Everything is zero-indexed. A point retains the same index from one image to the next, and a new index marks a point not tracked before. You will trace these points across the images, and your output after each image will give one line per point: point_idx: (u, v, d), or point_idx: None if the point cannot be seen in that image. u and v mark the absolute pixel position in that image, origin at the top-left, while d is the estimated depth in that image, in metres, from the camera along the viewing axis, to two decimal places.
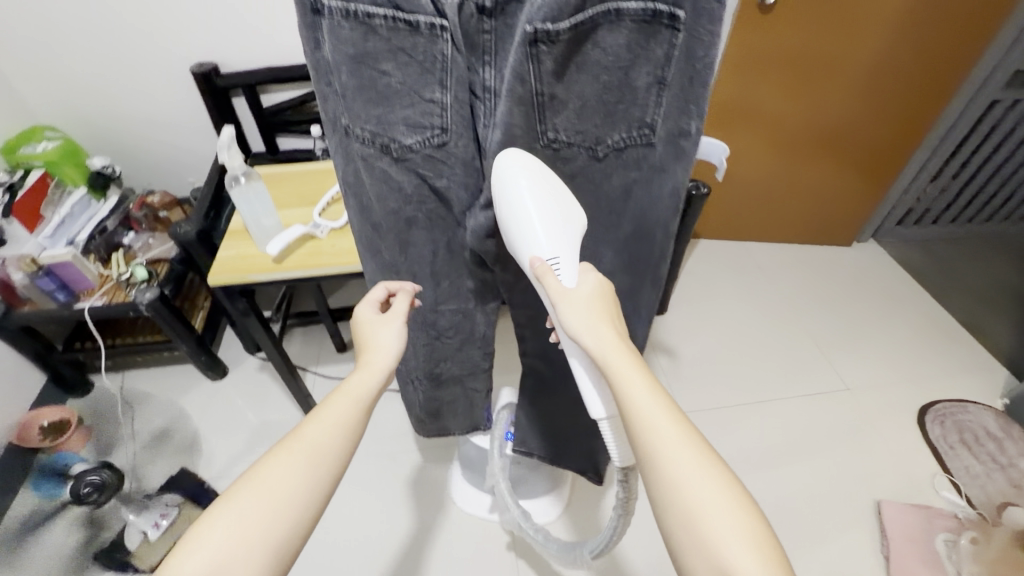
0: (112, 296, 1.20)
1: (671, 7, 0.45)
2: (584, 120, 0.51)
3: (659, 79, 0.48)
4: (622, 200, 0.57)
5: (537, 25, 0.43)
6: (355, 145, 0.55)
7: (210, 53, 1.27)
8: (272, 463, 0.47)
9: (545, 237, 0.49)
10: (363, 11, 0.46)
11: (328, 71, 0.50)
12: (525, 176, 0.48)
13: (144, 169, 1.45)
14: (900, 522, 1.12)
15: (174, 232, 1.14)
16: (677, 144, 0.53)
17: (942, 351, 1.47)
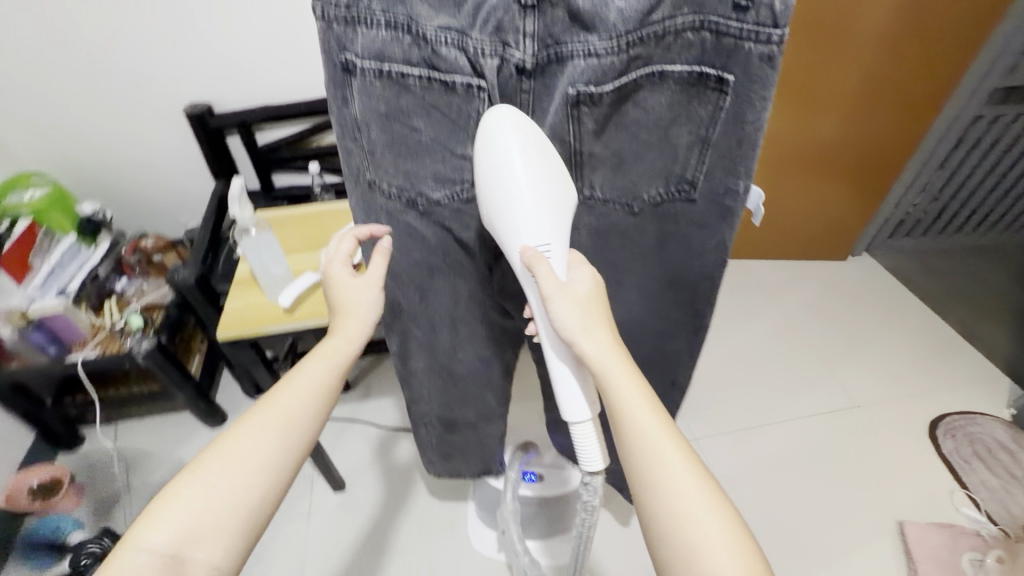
0: (106, 346, 1.16)
1: (720, 71, 0.45)
2: (621, 176, 0.52)
3: (703, 138, 0.49)
4: (657, 251, 0.59)
5: (580, 88, 0.46)
6: (377, 201, 0.54)
7: (204, 94, 1.25)
8: (253, 422, 0.52)
9: (534, 220, 0.48)
10: (398, 72, 0.46)
11: (354, 130, 0.49)
12: (516, 151, 0.46)
13: (133, 211, 1.41)
14: (924, 543, 1.11)
15: (171, 277, 1.11)
16: (720, 203, 0.53)
17: (947, 362, 1.48)
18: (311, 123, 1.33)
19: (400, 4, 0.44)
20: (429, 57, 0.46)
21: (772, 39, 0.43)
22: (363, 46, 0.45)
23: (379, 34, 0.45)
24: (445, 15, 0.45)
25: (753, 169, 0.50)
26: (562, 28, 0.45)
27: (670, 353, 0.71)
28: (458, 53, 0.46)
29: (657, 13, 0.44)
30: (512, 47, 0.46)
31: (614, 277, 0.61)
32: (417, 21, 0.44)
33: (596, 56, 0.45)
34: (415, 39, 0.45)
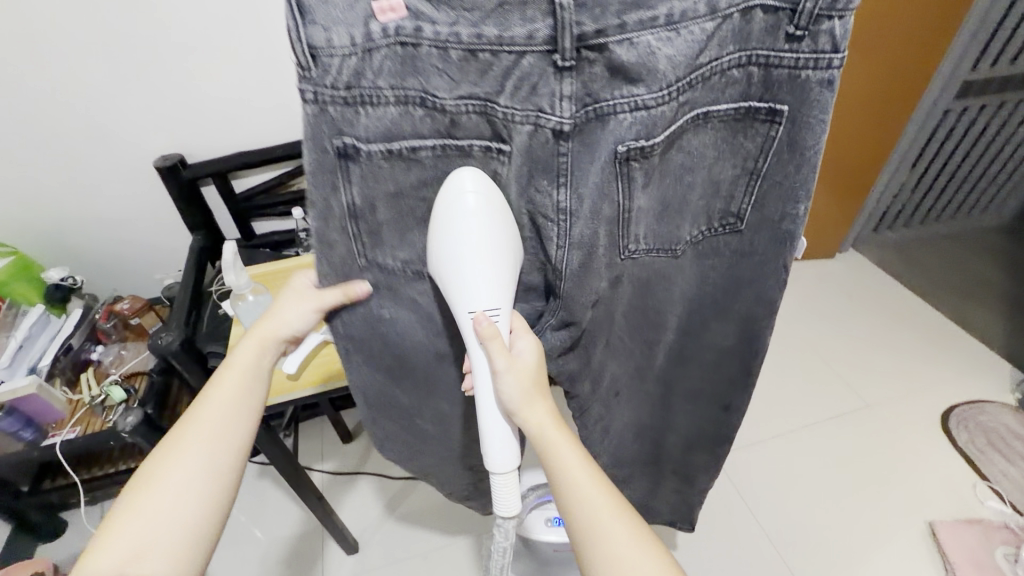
0: (87, 425, 1.07)
1: (770, 103, 0.44)
2: (665, 224, 0.49)
3: (750, 169, 0.48)
4: (695, 288, 0.57)
5: (628, 144, 0.42)
6: (371, 275, 0.50)
7: (174, 145, 1.18)
8: (172, 447, 0.47)
9: (489, 286, 0.45)
10: (405, 146, 0.43)
11: (354, 213, 0.46)
12: (476, 216, 0.43)
13: (104, 271, 1.33)
14: (958, 543, 1.10)
15: (153, 344, 1.03)
16: (778, 229, 0.50)
17: (947, 353, 1.49)
18: (291, 167, 1.28)
19: (411, 76, 0.40)
20: (443, 126, 0.43)
21: (831, 65, 0.41)
22: (365, 125, 0.42)
23: (387, 110, 0.41)
24: (464, 83, 0.41)
25: (814, 190, 0.47)
26: (602, 83, 0.40)
27: (705, 387, 0.67)
28: (479, 118, 0.42)
29: (706, 55, 0.41)
30: (546, 110, 0.40)
31: (649, 318, 0.58)
32: (431, 92, 0.41)
33: (645, 108, 0.40)
34: (427, 110, 0.42)
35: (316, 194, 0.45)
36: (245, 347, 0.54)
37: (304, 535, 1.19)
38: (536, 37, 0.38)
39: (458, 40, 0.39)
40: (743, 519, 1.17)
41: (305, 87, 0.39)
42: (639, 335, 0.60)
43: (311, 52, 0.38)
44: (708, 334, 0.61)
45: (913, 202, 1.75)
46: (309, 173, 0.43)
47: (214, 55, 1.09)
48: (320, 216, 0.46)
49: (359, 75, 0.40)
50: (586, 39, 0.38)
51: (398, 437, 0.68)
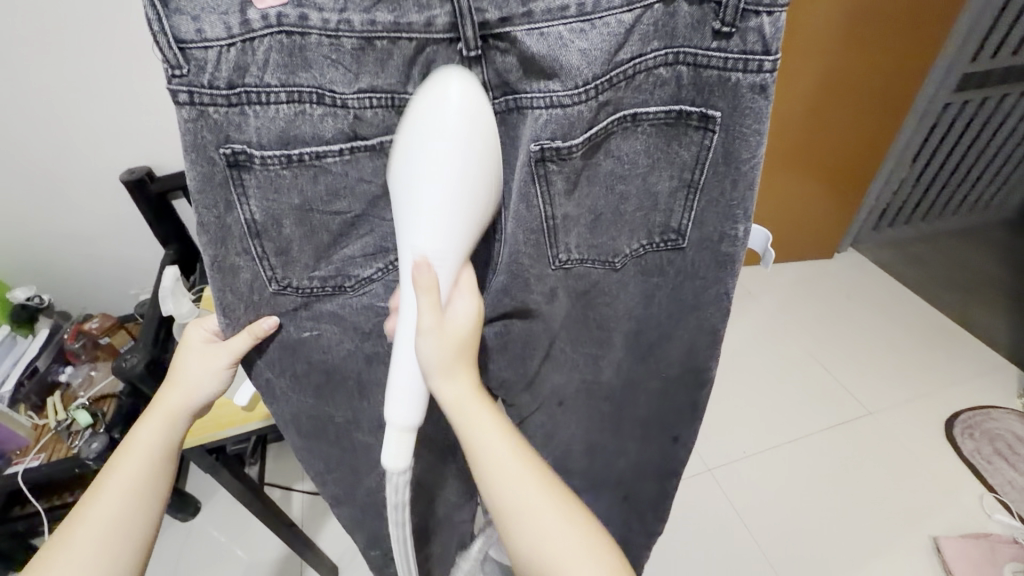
0: (52, 451, 1.03)
1: (702, 108, 0.38)
2: (598, 234, 0.43)
3: (687, 182, 0.41)
4: (642, 308, 0.49)
5: (544, 142, 0.36)
6: (286, 301, 0.42)
7: (138, 156, 1.14)
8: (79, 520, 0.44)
9: (438, 226, 0.35)
10: (310, 154, 0.36)
11: (257, 232, 0.38)
12: (446, 132, 0.32)
13: (74, 288, 1.28)
14: (965, 560, 1.05)
15: (117, 367, 0.99)
16: (718, 252, 0.44)
17: (950, 356, 1.44)
18: None
19: (303, 70, 0.34)
20: (349, 125, 0.36)
21: (763, 68, 0.35)
22: (256, 128, 0.34)
23: (279, 109, 0.34)
24: (364, 74, 0.35)
25: (752, 210, 0.41)
26: (517, 75, 0.35)
27: (668, 421, 0.60)
28: (387, 114, 0.36)
29: (626, 51, 0.35)
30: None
31: (611, 340, 0.52)
32: (329, 87, 0.35)
33: (560, 107, 0.35)
34: (328, 108, 0.35)
35: (206, 216, 0.36)
36: (150, 424, 0.48)
37: (286, 559, 1.14)
38: (435, 24, 0.34)
39: (350, 27, 0.33)
40: (738, 538, 1.12)
41: (177, 87, 0.31)
42: (583, 348, 0.53)
43: (178, 45, 0.31)
44: (659, 362, 0.55)
45: (911, 199, 1.69)
46: (192, 190, 0.35)
47: None
48: (214, 241, 0.37)
49: (241, 70, 0.33)
50: (491, 27, 0.33)
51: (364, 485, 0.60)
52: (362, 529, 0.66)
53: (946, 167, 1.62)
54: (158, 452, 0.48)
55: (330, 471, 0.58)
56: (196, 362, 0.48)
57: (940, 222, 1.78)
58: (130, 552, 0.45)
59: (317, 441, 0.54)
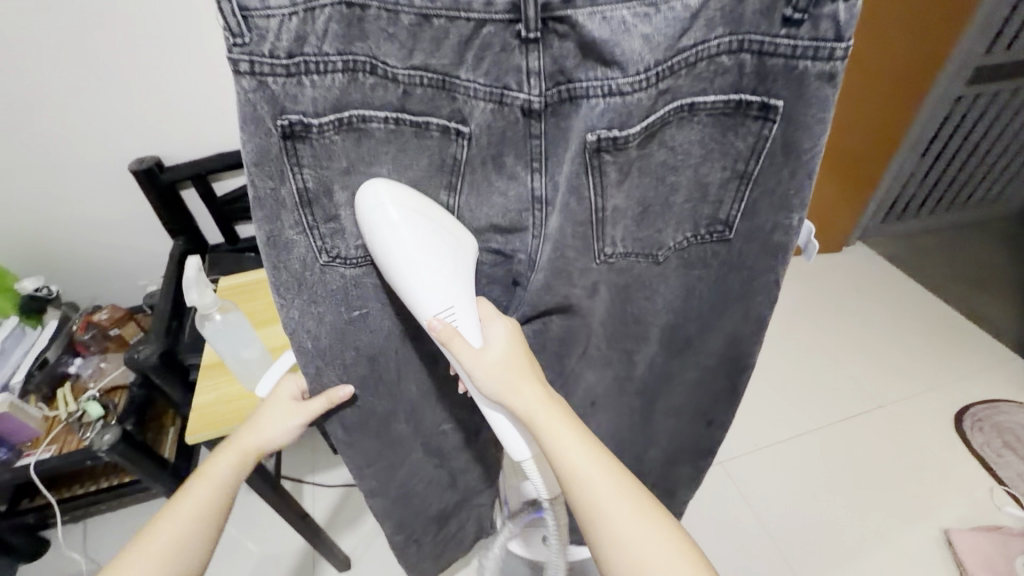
0: (64, 443, 1.02)
1: (764, 97, 0.36)
2: (644, 227, 0.42)
3: (740, 172, 0.40)
4: (682, 301, 0.49)
5: (601, 132, 0.36)
6: (335, 278, 0.41)
7: (149, 146, 1.12)
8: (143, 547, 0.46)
9: (439, 284, 0.37)
10: (358, 117, 0.34)
11: (308, 202, 0.36)
12: (412, 213, 0.35)
13: (81, 278, 1.27)
14: (976, 552, 1.05)
15: (130, 359, 0.99)
16: (770, 242, 0.44)
17: (961, 349, 1.44)
18: None
19: (359, 41, 0.32)
20: (398, 99, 0.34)
21: (834, 55, 0.34)
22: (313, 97, 0.32)
23: (335, 80, 0.32)
24: (419, 51, 0.33)
25: (810, 200, 0.40)
26: (574, 61, 0.34)
27: (698, 409, 0.61)
28: (437, 94, 0.34)
29: (689, 37, 0.34)
30: (512, 87, 0.34)
31: (648, 334, 0.51)
32: (381, 60, 0.32)
33: (620, 95, 0.34)
34: (381, 80, 0.33)
35: (260, 189, 0.35)
36: (225, 458, 0.51)
37: (303, 550, 1.15)
38: (495, 4, 0.31)
39: (410, 1, 0.31)
40: (748, 528, 1.12)
41: (237, 56, 0.29)
42: (619, 345, 0.54)
43: (242, 12, 0.28)
44: (693, 353, 0.55)
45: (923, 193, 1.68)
46: (249, 163, 0.33)
47: (177, 51, 1.02)
48: (268, 217, 0.36)
49: (300, 38, 0.30)
50: (552, 9, 0.32)
51: (407, 462, 0.61)
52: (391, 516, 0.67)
53: (955, 161, 1.61)
54: (226, 489, 0.51)
55: (370, 464, 0.58)
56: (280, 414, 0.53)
57: (947, 216, 1.77)
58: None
59: (358, 433, 0.54)
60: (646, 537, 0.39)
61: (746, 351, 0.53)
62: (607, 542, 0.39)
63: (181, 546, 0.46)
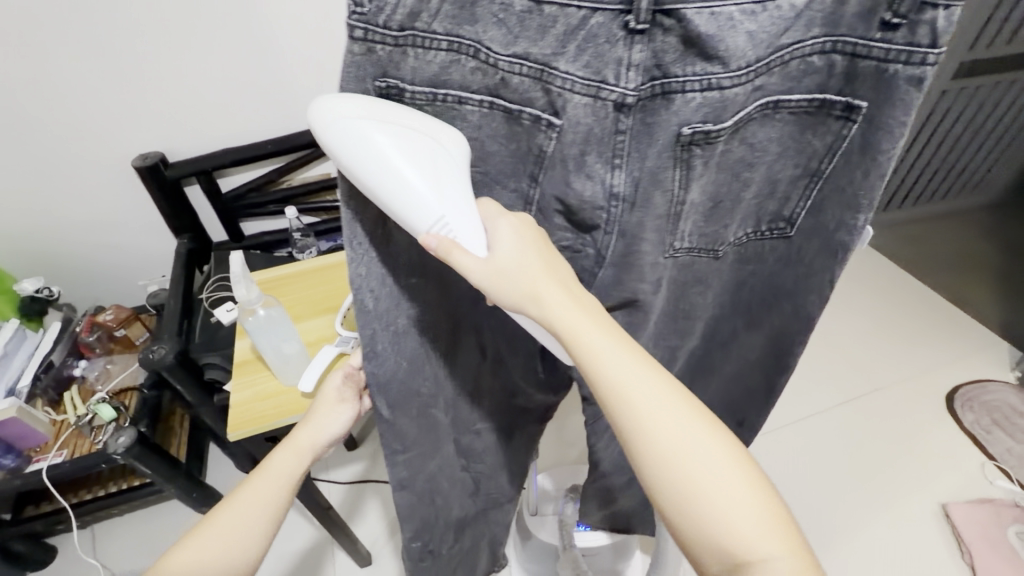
0: (75, 447, 1.00)
1: (849, 97, 0.37)
2: (712, 222, 0.43)
3: (811, 170, 0.41)
4: (730, 294, 0.52)
5: (695, 127, 0.35)
6: (406, 242, 0.42)
7: (154, 141, 1.09)
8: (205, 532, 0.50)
9: (439, 188, 0.32)
10: (451, 97, 0.35)
11: None
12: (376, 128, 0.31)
13: (80, 278, 1.23)
14: (973, 523, 1.11)
15: (144, 359, 0.96)
16: (832, 240, 0.44)
17: (947, 333, 1.51)
18: (280, 162, 1.20)
19: (468, 24, 0.33)
20: (494, 85, 0.35)
21: (925, 61, 0.34)
22: (412, 69, 0.34)
23: (437, 55, 0.34)
24: (524, 38, 0.33)
25: (879, 200, 0.41)
26: (674, 55, 0.34)
27: (732, 395, 0.64)
28: (534, 85, 0.34)
29: (788, 36, 0.35)
30: (609, 80, 0.33)
31: (697, 326, 0.54)
32: (486, 45, 0.33)
33: (718, 90, 0.34)
34: (481, 64, 0.34)
35: None
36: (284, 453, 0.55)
37: (316, 549, 1.12)
38: None
39: None
40: None
41: (355, 23, 0.32)
42: (666, 343, 0.54)
43: None
44: (733, 340, 0.57)
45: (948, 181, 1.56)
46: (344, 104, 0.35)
47: (181, 44, 0.99)
48: None
49: (414, 14, 0.32)
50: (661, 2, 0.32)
51: (438, 453, 0.60)
52: (413, 517, 0.63)
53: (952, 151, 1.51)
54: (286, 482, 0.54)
55: (405, 450, 0.56)
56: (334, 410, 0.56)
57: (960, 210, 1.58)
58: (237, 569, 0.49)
59: (401, 413, 0.52)
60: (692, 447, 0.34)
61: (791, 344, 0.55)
62: (670, 469, 0.34)
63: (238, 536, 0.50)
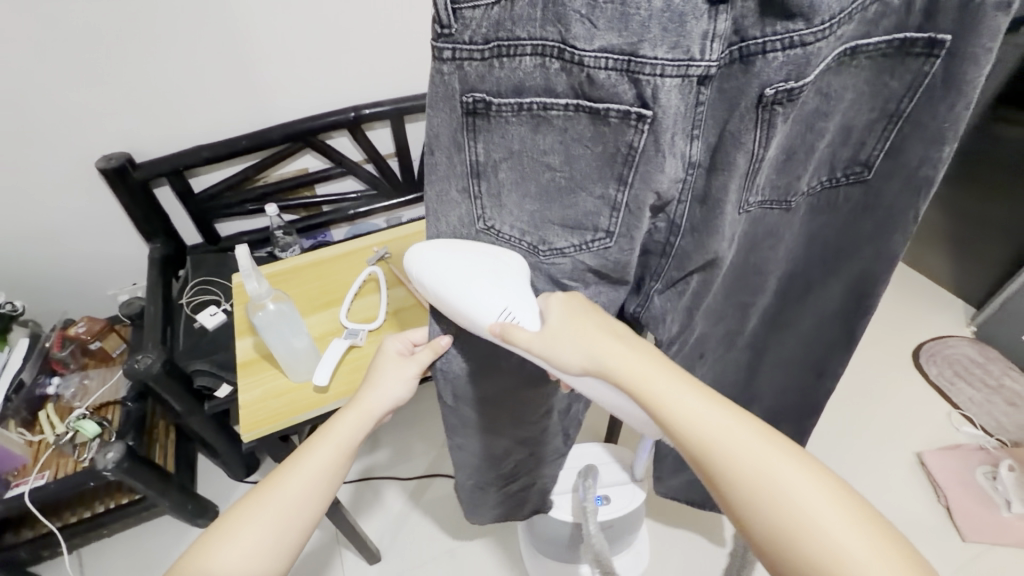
0: (57, 468, 0.95)
1: (930, 34, 0.37)
2: (784, 174, 0.43)
3: (890, 113, 0.41)
4: (803, 248, 0.53)
5: (777, 87, 0.34)
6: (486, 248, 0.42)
7: (119, 141, 1.03)
8: (268, 488, 0.51)
9: (497, 288, 0.40)
10: (538, 104, 0.35)
11: (477, 173, 0.39)
12: (448, 255, 0.41)
13: (45, 291, 1.16)
14: (944, 469, 1.20)
15: (129, 369, 0.91)
16: (914, 177, 0.44)
17: (908, 295, 1.59)
18: (255, 159, 1.15)
19: (552, 24, 0.32)
20: (579, 84, 0.34)
21: None
22: (498, 79, 0.35)
23: (522, 63, 0.34)
24: (608, 30, 0.31)
25: (964, 129, 0.41)
26: (753, 20, 0.33)
27: (742, 357, 0.66)
28: (621, 78, 0.32)
29: None
30: (696, 57, 0.31)
31: (750, 285, 0.54)
32: (570, 43, 0.32)
33: (802, 47, 0.32)
34: (565, 65, 0.33)
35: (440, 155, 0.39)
36: (346, 421, 0.55)
37: (324, 547, 1.10)
38: None
39: None
40: None
41: (443, 45, 0.34)
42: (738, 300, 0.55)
43: (452, 6, 0.33)
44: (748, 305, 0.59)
45: None
46: (431, 103, 0.37)
47: (139, 35, 0.93)
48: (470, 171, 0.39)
49: (498, 25, 0.33)
50: None
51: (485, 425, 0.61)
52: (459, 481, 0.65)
53: None
54: (350, 444, 0.55)
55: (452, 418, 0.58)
56: (394, 372, 0.56)
57: None
58: (295, 530, 0.50)
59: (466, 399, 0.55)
60: (765, 459, 0.36)
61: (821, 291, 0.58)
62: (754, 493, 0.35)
63: (297, 504, 0.51)
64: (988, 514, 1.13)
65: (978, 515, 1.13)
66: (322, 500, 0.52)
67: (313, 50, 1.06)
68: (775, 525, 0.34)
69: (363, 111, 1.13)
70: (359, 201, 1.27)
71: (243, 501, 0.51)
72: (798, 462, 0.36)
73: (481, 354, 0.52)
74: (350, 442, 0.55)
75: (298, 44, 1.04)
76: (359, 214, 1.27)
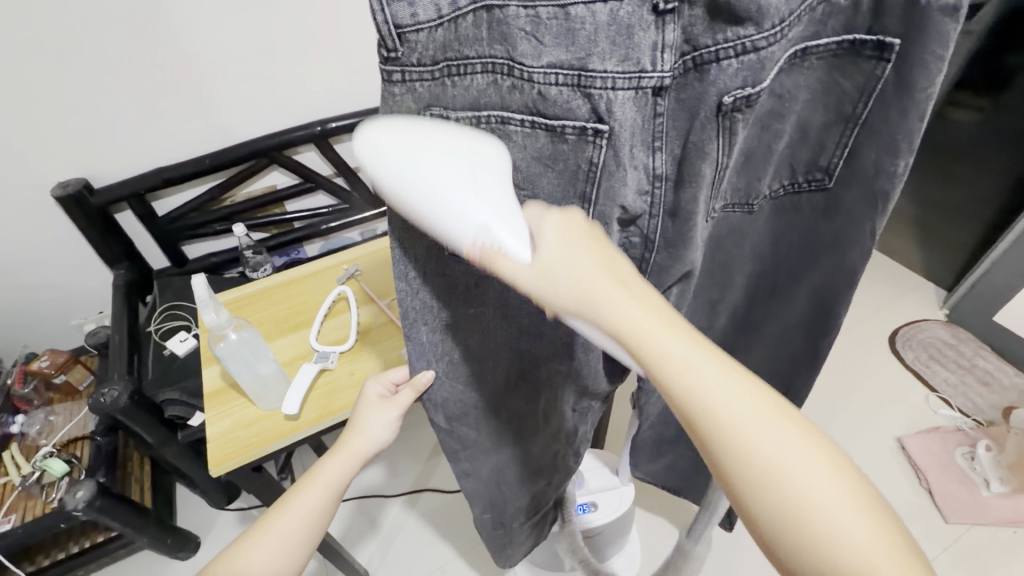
0: (25, 510, 0.91)
1: (879, 36, 0.36)
2: (745, 175, 0.43)
3: (846, 115, 0.40)
4: (769, 247, 0.53)
5: (734, 94, 0.33)
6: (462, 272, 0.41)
7: (73, 167, 1.00)
8: (256, 535, 0.50)
9: (478, 194, 0.29)
10: (496, 117, 0.34)
11: None
12: (410, 144, 0.29)
13: (6, 324, 1.11)
14: (924, 453, 1.21)
15: (97, 403, 0.88)
16: (871, 187, 0.43)
17: (882, 283, 1.62)
18: (219, 178, 1.12)
19: (499, 42, 0.31)
20: (533, 101, 0.32)
21: None
22: (452, 97, 0.34)
23: (474, 80, 0.33)
24: (557, 48, 0.31)
25: (917, 140, 0.40)
26: (702, 27, 0.32)
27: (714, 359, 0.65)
28: (574, 94, 0.31)
29: None
30: (647, 68, 0.31)
31: (722, 284, 0.54)
32: (519, 60, 0.31)
33: (754, 51, 0.32)
34: (518, 82, 0.32)
35: None
36: (335, 462, 0.54)
37: None
38: None
39: None
40: None
41: (391, 68, 0.32)
42: (705, 295, 0.56)
43: (397, 30, 0.31)
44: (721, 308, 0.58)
45: None
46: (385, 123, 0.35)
47: (86, 56, 0.90)
48: None
49: (446, 47, 0.32)
50: None
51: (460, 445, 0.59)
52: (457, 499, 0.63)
53: None
54: (337, 486, 0.53)
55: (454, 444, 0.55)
56: (378, 413, 0.54)
57: None
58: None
59: (459, 422, 0.52)
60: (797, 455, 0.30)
61: (776, 289, 0.57)
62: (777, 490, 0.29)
63: (284, 554, 0.50)
64: (968, 495, 1.15)
65: (958, 496, 1.14)
66: (311, 543, 0.51)
67: (271, 65, 1.04)
68: (772, 496, 0.29)
69: (328, 125, 1.11)
70: (330, 216, 1.24)
71: (228, 552, 0.50)
72: (803, 432, 0.30)
73: (461, 383, 0.49)
74: (340, 479, 0.54)
75: (255, 60, 1.02)
76: (331, 229, 1.25)
